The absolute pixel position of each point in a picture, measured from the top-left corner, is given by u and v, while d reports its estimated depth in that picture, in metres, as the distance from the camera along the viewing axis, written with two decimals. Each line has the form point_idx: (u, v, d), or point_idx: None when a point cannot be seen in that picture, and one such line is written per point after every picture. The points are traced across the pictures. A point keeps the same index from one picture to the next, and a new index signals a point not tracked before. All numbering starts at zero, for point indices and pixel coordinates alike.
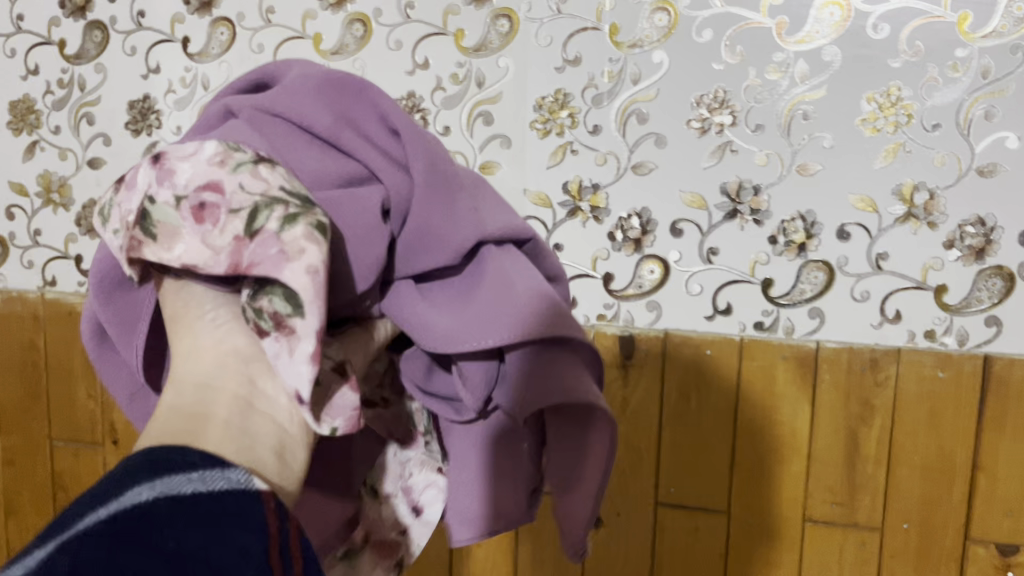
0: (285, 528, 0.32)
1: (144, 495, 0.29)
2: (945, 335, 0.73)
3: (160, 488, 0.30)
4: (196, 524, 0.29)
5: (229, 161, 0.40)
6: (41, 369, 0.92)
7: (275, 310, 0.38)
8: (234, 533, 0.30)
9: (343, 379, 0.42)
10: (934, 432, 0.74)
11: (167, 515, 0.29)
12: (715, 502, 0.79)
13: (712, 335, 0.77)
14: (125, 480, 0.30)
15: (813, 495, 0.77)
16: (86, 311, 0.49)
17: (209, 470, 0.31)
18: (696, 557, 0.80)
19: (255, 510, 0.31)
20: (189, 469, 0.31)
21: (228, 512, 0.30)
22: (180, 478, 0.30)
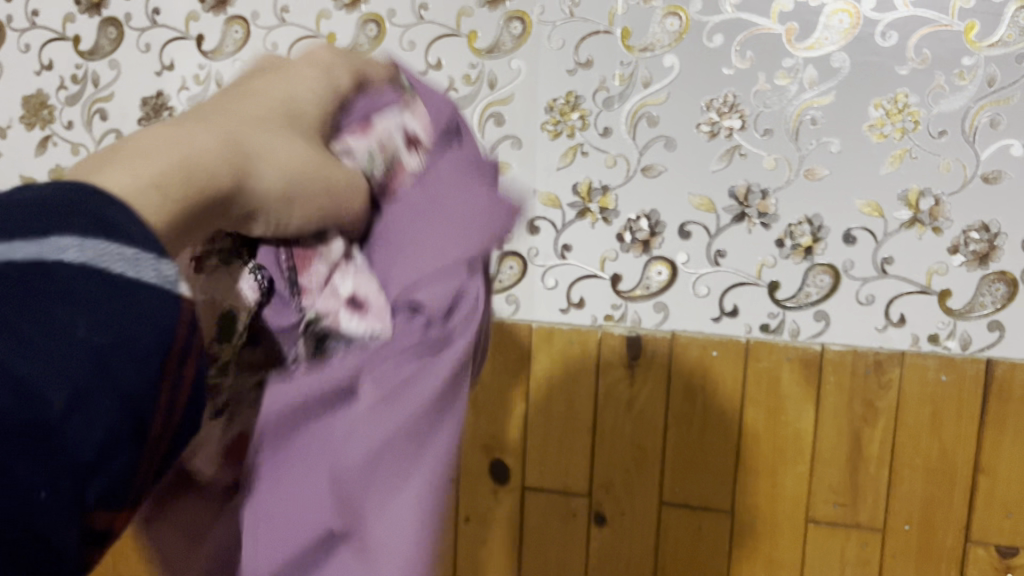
0: (190, 350, 0.26)
1: (70, 252, 0.23)
2: (948, 339, 0.74)
3: (87, 255, 0.24)
4: (101, 314, 0.24)
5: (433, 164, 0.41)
6: None
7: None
8: (143, 341, 0.24)
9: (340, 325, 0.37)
10: (936, 434, 0.75)
11: (75, 290, 0.23)
12: (719, 502, 0.80)
13: (718, 336, 0.78)
14: (53, 218, 0.24)
15: (816, 495, 0.78)
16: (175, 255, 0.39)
17: (140, 249, 0.25)
18: (700, 556, 0.81)
19: (172, 316, 0.25)
20: (122, 238, 0.25)
21: (144, 313, 0.24)
22: (113, 251, 0.24)
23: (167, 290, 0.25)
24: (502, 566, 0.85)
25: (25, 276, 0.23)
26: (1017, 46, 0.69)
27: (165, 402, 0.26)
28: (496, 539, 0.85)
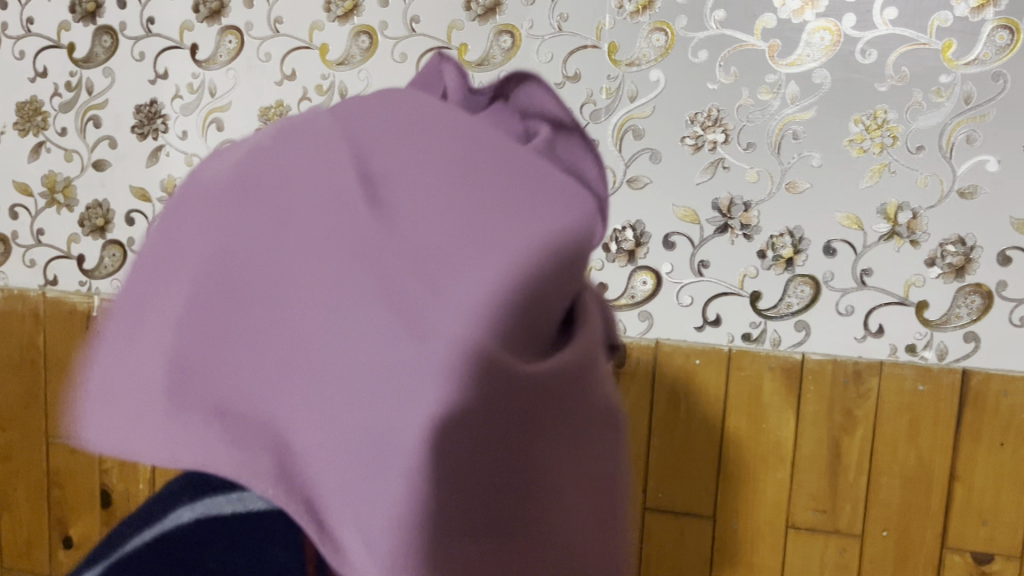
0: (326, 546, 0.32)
1: (184, 516, 0.31)
2: (925, 349, 0.76)
3: (199, 510, 0.32)
4: (230, 542, 0.31)
5: None
6: (40, 366, 0.93)
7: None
8: (273, 551, 0.31)
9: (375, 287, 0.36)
10: (913, 442, 0.76)
11: (201, 537, 0.31)
12: (701, 508, 0.81)
13: (701, 345, 0.80)
14: (169, 502, 0.32)
15: (795, 502, 0.79)
16: None
17: (247, 488, 0.32)
18: (681, 561, 0.83)
19: (292, 528, 0.32)
20: (227, 489, 0.32)
21: (260, 531, 0.31)
22: (219, 499, 0.32)
23: (277, 510, 0.32)
24: None
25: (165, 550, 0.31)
26: (994, 64, 0.71)
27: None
28: None
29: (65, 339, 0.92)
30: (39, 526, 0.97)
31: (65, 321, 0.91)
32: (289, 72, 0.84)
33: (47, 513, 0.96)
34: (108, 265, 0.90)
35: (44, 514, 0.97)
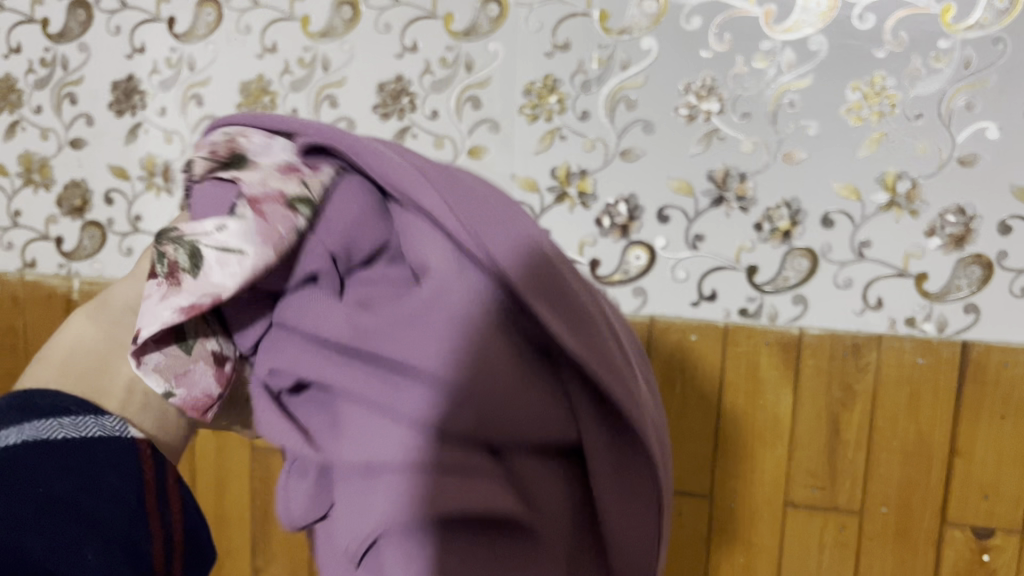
0: (163, 472, 0.34)
1: (12, 436, 0.30)
2: (924, 322, 0.74)
3: (29, 432, 0.31)
4: (70, 468, 0.30)
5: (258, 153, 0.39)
6: (20, 352, 0.91)
7: (174, 258, 0.34)
8: (110, 475, 0.31)
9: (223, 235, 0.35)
10: (913, 417, 0.75)
11: (37, 455, 0.30)
12: (698, 486, 0.80)
13: (697, 321, 0.78)
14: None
15: (794, 478, 0.78)
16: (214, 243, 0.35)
17: (82, 415, 0.33)
18: (677, 541, 0.81)
19: (131, 459, 0.33)
20: (63, 414, 0.33)
21: (102, 460, 0.32)
22: (51, 423, 0.32)
23: (117, 438, 0.33)
24: None
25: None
26: (994, 29, 0.69)
27: (159, 536, 0.32)
28: None
29: (46, 323, 0.89)
30: None
31: (46, 304, 0.89)
32: (269, 45, 0.81)
33: None
34: (88, 247, 0.88)
35: None
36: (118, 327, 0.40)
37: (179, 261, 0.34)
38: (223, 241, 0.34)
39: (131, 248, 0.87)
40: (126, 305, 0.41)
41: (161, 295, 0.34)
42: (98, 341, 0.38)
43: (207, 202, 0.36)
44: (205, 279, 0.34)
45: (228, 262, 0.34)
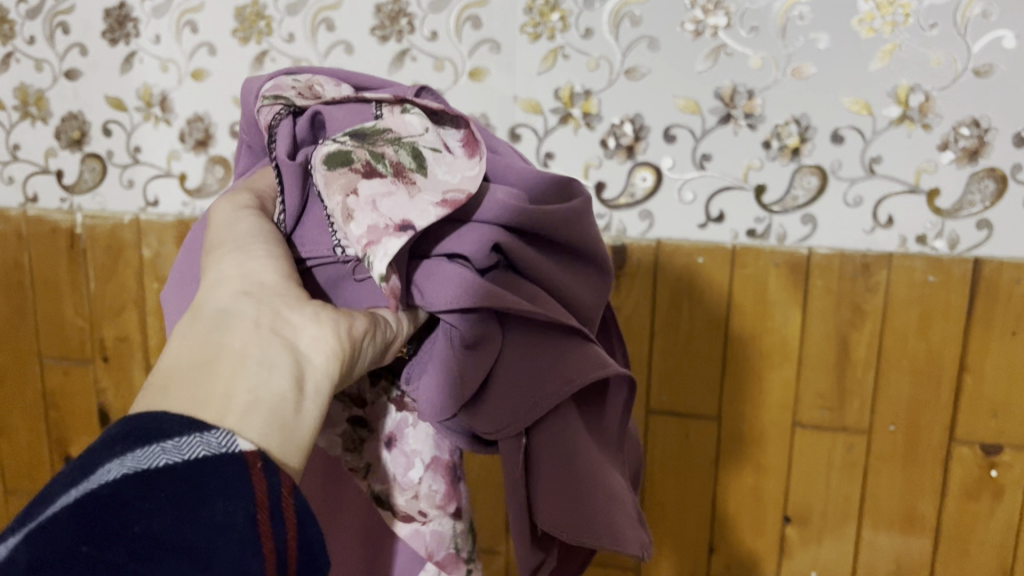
0: (277, 486, 0.33)
1: (112, 472, 0.30)
2: (936, 239, 0.73)
3: (130, 463, 0.31)
4: (171, 496, 0.30)
5: (308, 90, 0.48)
6: (27, 287, 0.91)
7: (399, 159, 0.43)
8: (214, 503, 0.31)
9: (393, 132, 0.44)
10: (923, 335, 0.74)
11: (133, 491, 0.30)
12: (706, 409, 0.80)
13: (704, 242, 0.77)
14: (103, 456, 0.31)
15: (802, 399, 0.78)
16: (366, 129, 0.44)
17: (185, 436, 0.32)
18: (686, 463, 0.82)
19: (240, 474, 0.32)
20: (163, 437, 0.32)
21: (207, 481, 0.31)
22: (154, 450, 0.31)
23: (221, 452, 0.32)
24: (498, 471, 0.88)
25: (101, 500, 0.29)
26: None
27: (273, 550, 0.32)
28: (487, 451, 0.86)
29: (51, 257, 0.89)
30: (37, 450, 0.96)
31: (49, 239, 0.89)
32: None
33: (44, 434, 0.95)
34: (89, 179, 0.87)
35: (40, 434, 0.96)
36: (212, 339, 0.38)
37: (405, 160, 0.43)
38: (435, 142, 0.45)
39: (132, 181, 0.86)
40: (219, 310, 0.39)
41: (408, 193, 0.41)
42: (195, 355, 0.37)
43: (348, 121, 0.45)
44: (436, 176, 0.43)
45: (441, 160, 0.44)
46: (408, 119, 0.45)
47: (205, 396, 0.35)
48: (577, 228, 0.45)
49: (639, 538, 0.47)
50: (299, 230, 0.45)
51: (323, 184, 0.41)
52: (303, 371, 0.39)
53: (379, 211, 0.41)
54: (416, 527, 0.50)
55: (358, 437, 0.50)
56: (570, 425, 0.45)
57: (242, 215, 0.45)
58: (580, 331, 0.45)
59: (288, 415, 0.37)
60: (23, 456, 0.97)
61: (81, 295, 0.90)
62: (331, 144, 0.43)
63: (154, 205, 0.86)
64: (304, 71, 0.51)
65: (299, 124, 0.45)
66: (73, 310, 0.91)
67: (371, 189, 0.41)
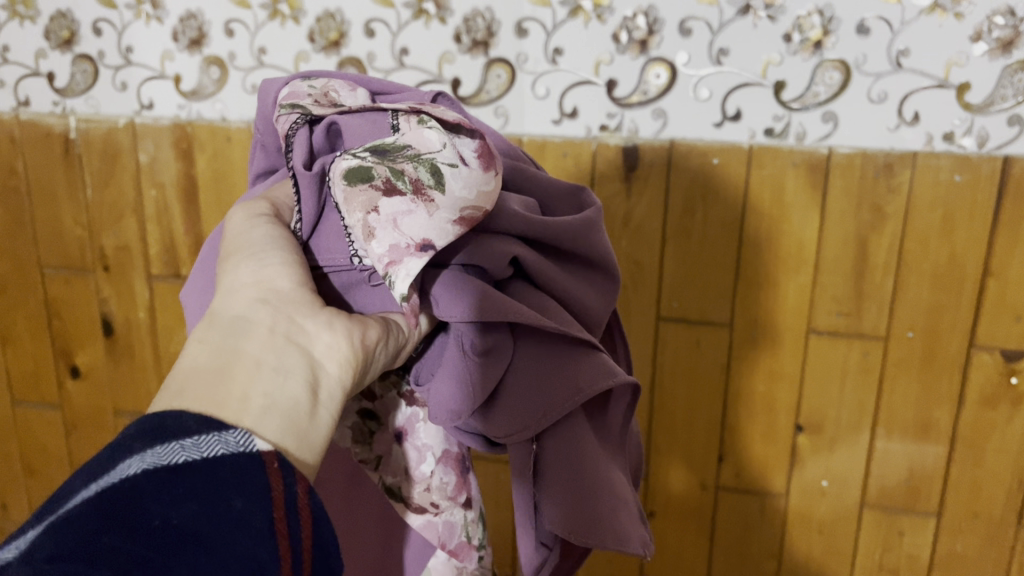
0: (293, 487, 0.33)
1: (133, 467, 0.30)
2: (963, 137, 0.69)
3: (150, 459, 0.31)
4: (190, 493, 0.30)
5: (324, 95, 0.46)
6: (25, 196, 0.89)
7: (417, 176, 0.39)
8: (233, 500, 0.31)
9: (414, 149, 0.40)
10: (945, 238, 0.71)
11: (153, 487, 0.30)
12: (718, 315, 0.78)
13: (720, 143, 0.74)
14: (120, 453, 0.31)
15: (818, 305, 0.76)
16: (381, 144, 0.41)
17: (204, 434, 0.33)
18: (698, 370, 0.80)
19: (255, 472, 0.33)
20: (181, 435, 0.32)
21: (225, 477, 0.32)
22: (173, 447, 0.32)
23: (239, 451, 0.33)
24: None
25: (120, 495, 0.29)
26: None
27: (288, 552, 0.32)
28: None
29: (48, 164, 0.87)
30: (43, 360, 0.96)
31: (45, 145, 0.86)
32: None
33: (49, 344, 0.95)
34: (81, 82, 0.84)
35: (45, 345, 0.95)
36: (228, 346, 0.38)
37: (423, 176, 0.39)
38: (456, 156, 0.40)
39: (125, 83, 0.83)
40: (235, 316, 0.40)
41: (427, 212, 0.39)
42: (212, 360, 0.38)
43: (365, 133, 0.43)
44: (455, 192, 0.39)
45: (459, 174, 0.40)
46: (427, 132, 0.41)
47: (224, 399, 0.36)
48: (586, 238, 0.47)
49: (638, 537, 0.46)
50: (316, 239, 0.44)
51: (343, 201, 0.40)
52: (316, 378, 0.39)
53: (400, 232, 0.39)
54: (429, 518, 0.48)
55: (367, 429, 0.48)
56: (577, 427, 0.45)
57: (256, 219, 0.44)
58: (589, 341, 0.44)
59: (304, 423, 0.37)
60: (29, 366, 0.96)
61: (80, 205, 0.88)
62: (348, 158, 0.40)
63: (149, 108, 0.83)
64: (319, 74, 0.49)
65: (316, 134, 0.43)
66: (73, 220, 0.89)
67: (391, 207, 0.39)
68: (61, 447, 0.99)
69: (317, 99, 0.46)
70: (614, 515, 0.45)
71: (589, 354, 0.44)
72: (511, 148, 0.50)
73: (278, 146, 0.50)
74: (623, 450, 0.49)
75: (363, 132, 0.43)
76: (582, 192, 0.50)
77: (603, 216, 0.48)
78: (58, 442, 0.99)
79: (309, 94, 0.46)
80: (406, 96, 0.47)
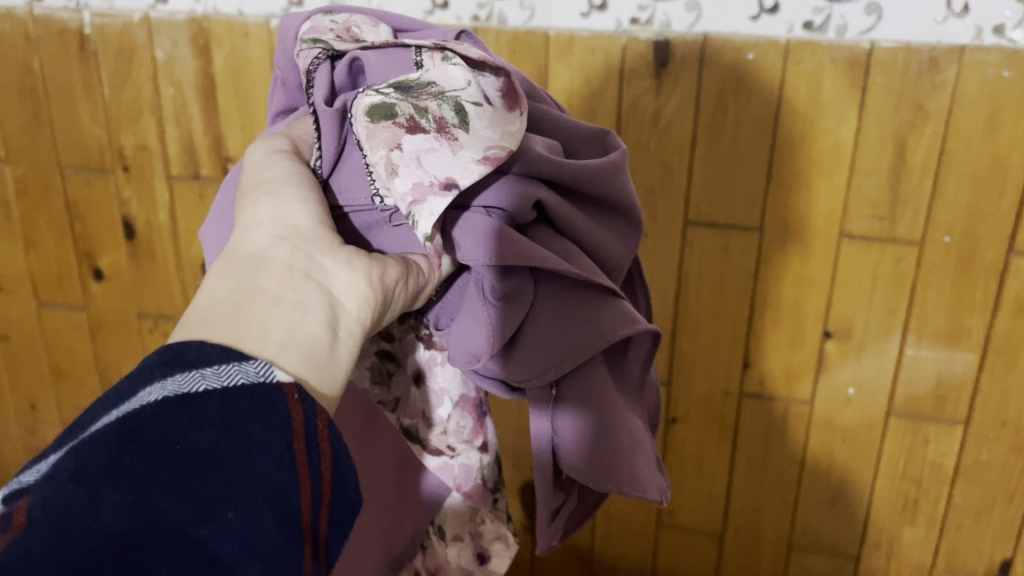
0: (314, 417, 0.33)
1: (153, 395, 0.30)
2: (1015, 30, 0.65)
3: (170, 387, 0.30)
4: (212, 420, 0.30)
5: (348, 32, 0.46)
6: (41, 95, 0.87)
7: (442, 114, 0.39)
8: (255, 429, 0.30)
9: (437, 86, 0.41)
10: (990, 137, 0.68)
11: (175, 412, 0.29)
12: (748, 219, 0.76)
13: (756, 37, 0.70)
14: (139, 381, 0.30)
15: (852, 208, 0.73)
16: (405, 81, 0.41)
17: (224, 364, 0.32)
18: (726, 275, 0.78)
19: (277, 401, 0.32)
20: (202, 364, 0.32)
21: (246, 406, 0.31)
22: (194, 375, 0.31)
23: (262, 381, 0.32)
24: None
25: (140, 419, 0.29)
26: None
27: (308, 487, 0.32)
28: None
29: (63, 62, 0.85)
30: (66, 261, 0.96)
31: (59, 42, 0.84)
32: None
33: (72, 246, 0.95)
34: None
35: (68, 246, 0.95)
36: (248, 279, 0.37)
37: (448, 115, 0.39)
38: (480, 95, 0.41)
39: None
40: (255, 251, 0.38)
41: (451, 149, 0.39)
42: (229, 292, 0.36)
43: (386, 68, 0.43)
44: (479, 131, 0.40)
45: (484, 114, 0.40)
46: (452, 69, 0.41)
47: (243, 330, 0.35)
48: (612, 182, 0.45)
49: (657, 485, 0.45)
50: (336, 177, 0.44)
51: (365, 137, 0.39)
52: (337, 314, 0.38)
53: (423, 169, 0.39)
54: (444, 460, 0.50)
55: (386, 371, 0.50)
56: (597, 374, 0.44)
57: (274, 158, 0.43)
58: (611, 290, 0.43)
59: (323, 358, 0.36)
60: (52, 268, 0.96)
61: (98, 105, 0.86)
62: (371, 94, 0.40)
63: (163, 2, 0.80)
64: (342, 10, 0.49)
65: (337, 70, 0.43)
66: (91, 120, 0.87)
67: (415, 144, 0.39)
68: (87, 348, 1.00)
69: (339, 35, 0.46)
70: (634, 461, 0.44)
71: (612, 304, 0.43)
72: (534, 90, 0.48)
73: (298, 83, 0.49)
74: (642, 398, 0.48)
75: (386, 68, 0.43)
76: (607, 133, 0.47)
77: (627, 158, 0.46)
78: (84, 345, 1.00)
79: (330, 29, 0.46)
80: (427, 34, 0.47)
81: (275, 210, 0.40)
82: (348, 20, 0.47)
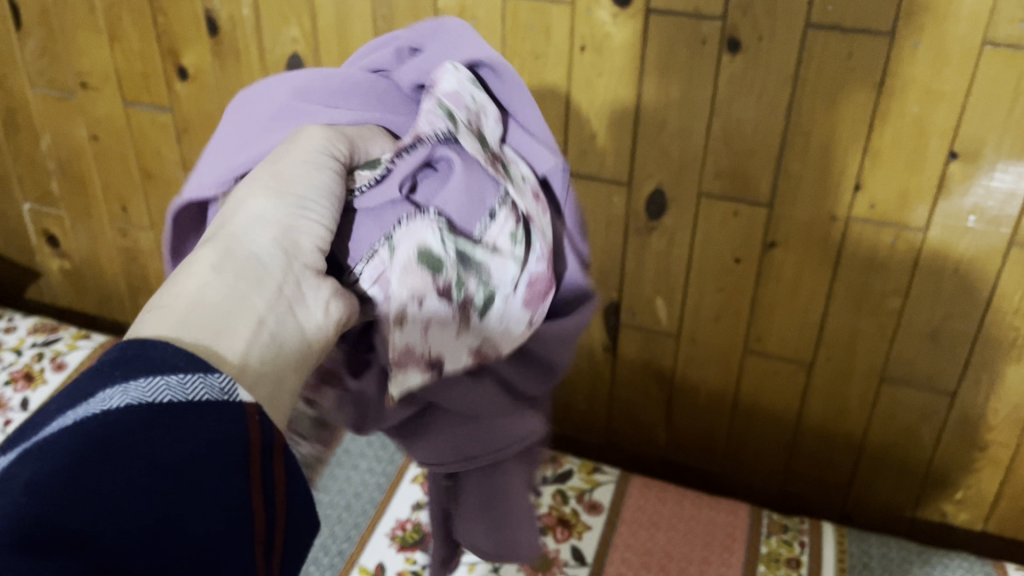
0: (270, 433, 0.34)
1: (115, 400, 0.30)
2: None
3: (134, 394, 0.30)
4: (170, 437, 0.30)
5: (475, 113, 0.44)
6: None
7: (473, 295, 0.42)
8: (215, 450, 0.31)
9: (484, 268, 0.42)
10: None
11: (137, 423, 0.30)
12: (878, 23, 0.68)
13: None
14: (101, 383, 0.30)
15: (1002, 10, 0.65)
16: (460, 238, 0.42)
17: (190, 373, 0.32)
18: (844, 87, 0.72)
19: (237, 419, 0.32)
20: (169, 371, 0.31)
21: (206, 424, 0.31)
22: (158, 383, 0.31)
23: (225, 397, 0.32)
24: (621, 100, 0.79)
25: (100, 428, 0.29)
26: None
27: (262, 506, 0.33)
28: (614, 74, 0.78)
29: None
30: (150, 59, 0.94)
31: None
32: None
33: (154, 42, 0.92)
34: None
35: (151, 42, 0.92)
36: (239, 292, 0.37)
37: (475, 297, 0.42)
38: (516, 289, 0.44)
39: None
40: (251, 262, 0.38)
41: (459, 329, 0.42)
42: (222, 301, 0.36)
43: (465, 198, 0.42)
44: (490, 323, 0.43)
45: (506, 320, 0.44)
46: (509, 261, 0.43)
47: (221, 345, 0.35)
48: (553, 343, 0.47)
49: (527, 545, 0.54)
50: (360, 207, 0.42)
51: (400, 268, 0.41)
52: (303, 347, 0.39)
53: (424, 338, 0.41)
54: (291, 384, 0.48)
55: None
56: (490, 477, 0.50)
57: (315, 164, 0.41)
58: (512, 435, 0.47)
59: (283, 396, 0.37)
60: (137, 65, 0.95)
61: None
62: (436, 232, 0.41)
63: None
64: (494, 80, 0.47)
65: (430, 155, 0.42)
66: None
67: (434, 310, 0.41)
68: (174, 151, 0.99)
69: (468, 112, 0.43)
70: (509, 536, 0.53)
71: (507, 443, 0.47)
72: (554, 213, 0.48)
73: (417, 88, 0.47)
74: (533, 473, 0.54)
75: (460, 198, 0.42)
76: (595, 299, 0.49)
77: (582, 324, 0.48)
78: (171, 145, 0.99)
79: (466, 100, 0.44)
80: (533, 149, 0.47)
81: (283, 221, 0.40)
82: (486, 95, 0.46)
